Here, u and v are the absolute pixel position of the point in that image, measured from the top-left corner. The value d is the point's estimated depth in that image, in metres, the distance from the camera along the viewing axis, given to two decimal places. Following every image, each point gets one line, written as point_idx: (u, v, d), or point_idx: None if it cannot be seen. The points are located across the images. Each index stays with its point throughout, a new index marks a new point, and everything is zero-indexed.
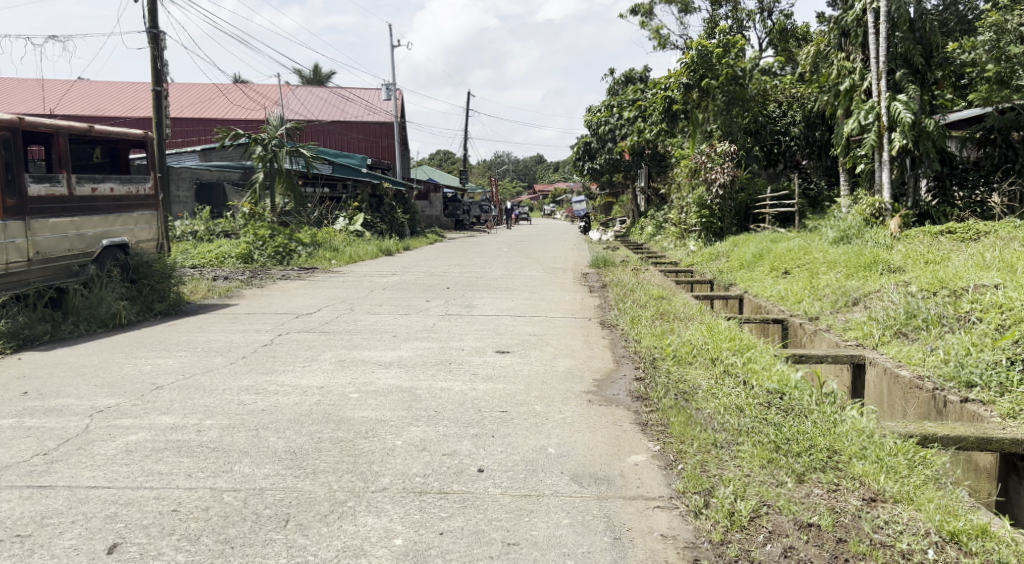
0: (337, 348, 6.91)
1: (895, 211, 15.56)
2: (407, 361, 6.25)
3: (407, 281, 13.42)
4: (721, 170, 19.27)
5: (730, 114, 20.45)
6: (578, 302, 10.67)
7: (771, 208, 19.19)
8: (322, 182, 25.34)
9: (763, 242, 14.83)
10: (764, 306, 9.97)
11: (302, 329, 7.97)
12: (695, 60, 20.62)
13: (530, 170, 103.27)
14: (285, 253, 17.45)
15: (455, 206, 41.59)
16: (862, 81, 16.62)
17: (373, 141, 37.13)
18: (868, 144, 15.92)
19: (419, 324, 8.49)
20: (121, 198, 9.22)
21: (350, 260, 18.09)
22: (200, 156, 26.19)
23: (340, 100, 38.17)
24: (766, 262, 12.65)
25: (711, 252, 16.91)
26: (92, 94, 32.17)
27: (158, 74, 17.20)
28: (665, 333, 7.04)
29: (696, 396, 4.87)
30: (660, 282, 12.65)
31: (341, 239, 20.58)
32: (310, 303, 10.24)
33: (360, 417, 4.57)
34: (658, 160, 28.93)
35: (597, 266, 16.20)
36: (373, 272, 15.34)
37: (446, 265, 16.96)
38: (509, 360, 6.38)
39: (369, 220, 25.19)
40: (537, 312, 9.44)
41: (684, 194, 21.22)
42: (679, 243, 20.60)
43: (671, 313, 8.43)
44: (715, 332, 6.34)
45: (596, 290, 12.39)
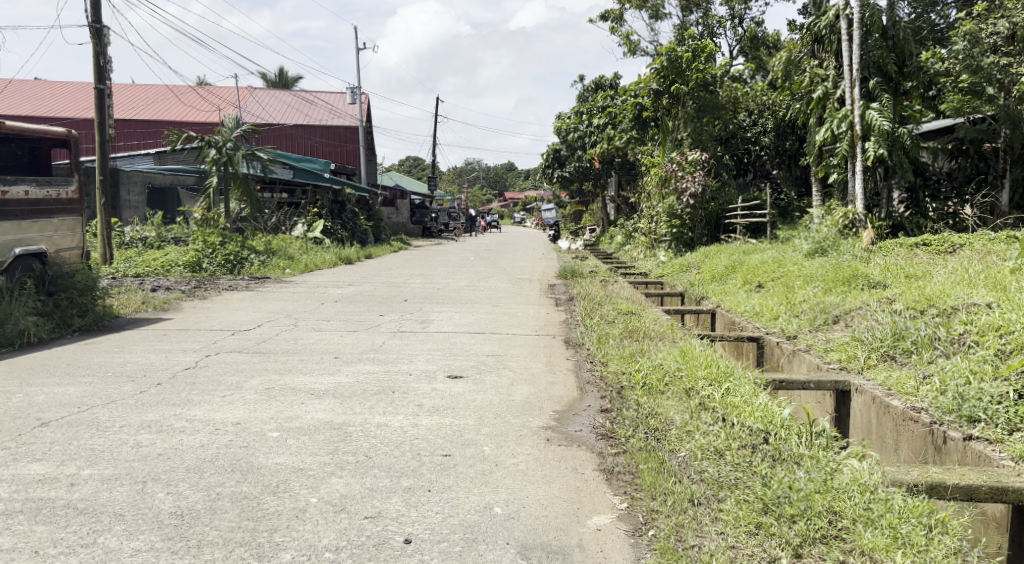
0: (267, 372, 6.20)
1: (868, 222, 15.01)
2: (343, 389, 5.56)
3: (362, 293, 12.67)
4: (692, 179, 18.82)
5: (699, 121, 20.10)
6: (542, 317, 10.02)
7: (742, 217, 18.82)
8: (281, 187, 24.49)
9: (735, 253, 14.32)
10: (738, 323, 9.41)
11: (234, 350, 7.24)
12: (665, 65, 20.09)
13: (500, 177, 102.64)
14: (237, 262, 16.62)
15: (421, 212, 40.81)
16: (835, 89, 16.23)
17: (337, 145, 36.31)
18: (840, 154, 15.48)
19: (367, 342, 7.79)
20: (38, 203, 8.52)
21: (306, 269, 17.30)
22: (154, 159, 25.24)
23: (303, 104, 37.29)
24: (739, 275, 12.07)
25: (682, 263, 16.36)
26: (43, 96, 31.05)
27: (101, 71, 16.35)
28: (633, 356, 6.39)
29: (668, 435, 4.21)
30: (629, 294, 12.07)
31: (297, 246, 19.76)
32: (252, 317, 9.49)
33: (273, 465, 3.87)
34: (628, 169, 28.51)
35: (564, 277, 15.60)
36: (328, 282, 14.59)
37: (407, 275, 16.22)
38: (459, 387, 5.70)
39: (329, 227, 24.37)
40: (496, 329, 8.77)
41: (653, 203, 20.69)
42: (648, 253, 20.06)
43: (640, 331, 7.80)
44: (690, 356, 5.68)
45: (561, 303, 11.73)
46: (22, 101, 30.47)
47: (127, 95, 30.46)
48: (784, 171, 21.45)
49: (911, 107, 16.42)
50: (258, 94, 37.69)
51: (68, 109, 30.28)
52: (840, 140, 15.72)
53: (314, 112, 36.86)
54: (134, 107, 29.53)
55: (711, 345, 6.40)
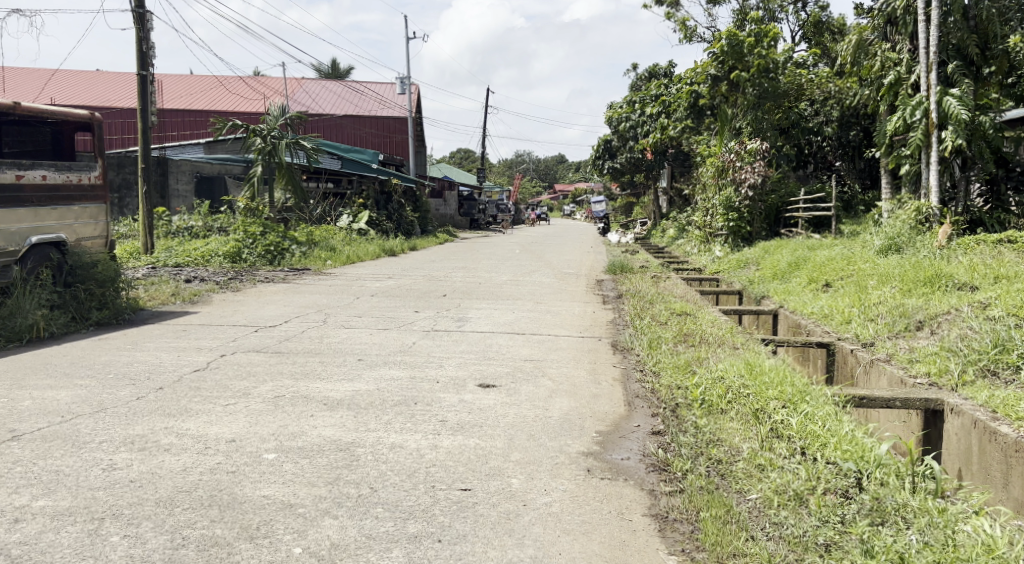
0: (282, 375, 5.62)
1: (944, 217, 14.10)
2: (360, 398, 4.96)
3: (400, 287, 12.11)
4: (751, 170, 17.86)
5: (760, 109, 19.16)
6: (589, 316, 9.30)
7: (804, 211, 17.74)
8: (327, 177, 23.95)
9: (798, 249, 13.37)
10: (805, 326, 8.72)
11: (252, 349, 6.67)
12: (724, 50, 19.14)
13: (551, 169, 101.67)
14: (277, 253, 16.19)
15: (469, 204, 40.27)
16: (908, 73, 15.45)
17: (386, 136, 35.94)
18: (914, 143, 14.69)
19: (397, 342, 7.17)
20: (56, 188, 8.05)
21: (348, 261, 16.82)
22: (203, 148, 25.08)
23: (352, 94, 36.98)
24: (804, 274, 11.27)
25: (740, 259, 15.48)
26: (95, 87, 31.20)
27: (143, 57, 15.90)
28: (691, 366, 5.64)
29: (735, 469, 3.50)
30: (683, 292, 11.26)
31: (340, 237, 19.32)
32: (280, 312, 8.96)
33: (259, 499, 3.25)
34: (682, 160, 27.62)
35: (613, 272, 14.85)
36: (368, 275, 14.05)
37: (449, 268, 15.59)
38: (490, 399, 5.04)
39: (374, 218, 23.85)
40: (538, 329, 8.07)
41: (709, 196, 19.78)
42: (703, 247, 19.14)
43: (697, 336, 7.03)
44: (757, 368, 4.92)
45: (610, 301, 10.99)
46: (76, 93, 30.63)
47: (177, 85, 30.41)
48: (845, 163, 20.63)
49: (989, 94, 15.58)
50: (307, 85, 37.48)
51: (120, 100, 30.37)
52: (914, 129, 14.80)
53: (363, 102, 36.54)
54: (183, 97, 29.47)
55: (780, 357, 5.64)
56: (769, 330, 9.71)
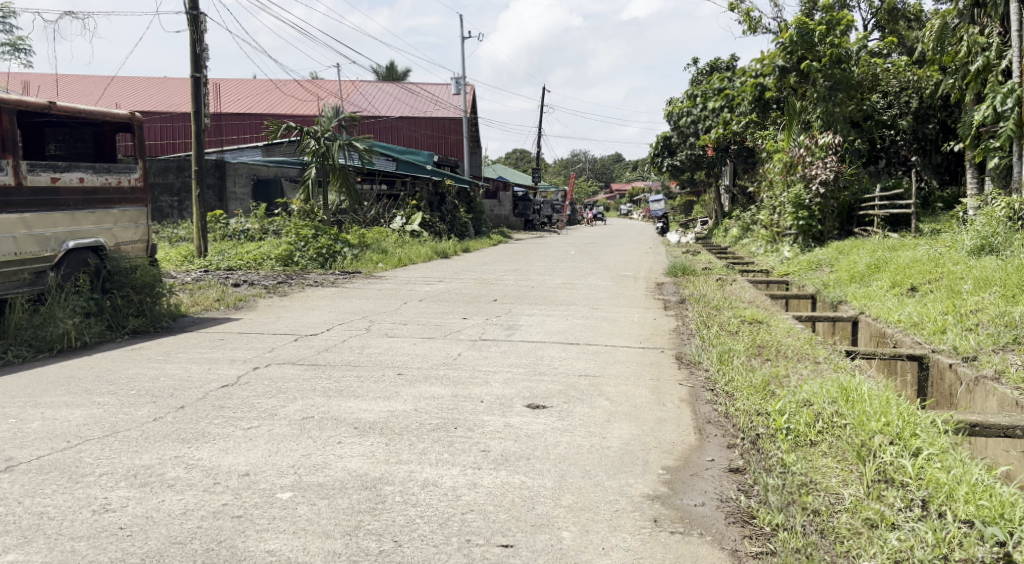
0: (314, 392, 5.14)
1: None
2: (395, 421, 4.45)
3: (452, 291, 11.62)
4: (823, 166, 17.02)
5: (831, 101, 18.02)
6: (650, 323, 8.67)
7: (880, 208, 16.80)
8: (381, 179, 23.70)
9: (877, 250, 12.57)
10: (891, 334, 8.13)
11: (289, 360, 6.21)
12: (794, 40, 18.27)
13: (608, 168, 100.48)
14: (330, 255, 15.88)
15: (525, 204, 39.74)
16: (998, 60, 14.69)
17: (442, 137, 35.64)
18: (1005, 134, 13.91)
19: (443, 353, 6.65)
20: (94, 191, 7.70)
21: (400, 263, 16.43)
22: (260, 151, 25.06)
23: (408, 95, 36.80)
24: (886, 275, 10.59)
25: (812, 260, 14.63)
26: (155, 93, 31.54)
27: (197, 60, 15.66)
28: (770, 386, 5.06)
29: (837, 527, 3.03)
30: (751, 296, 10.57)
31: (394, 239, 18.99)
32: (324, 319, 8.54)
33: (261, 558, 2.79)
34: (745, 156, 26.78)
35: (675, 274, 14.20)
36: (419, 278, 13.60)
37: (504, 271, 15.05)
38: (540, 424, 4.50)
39: (428, 219, 23.48)
40: (595, 338, 7.49)
41: (777, 193, 18.90)
42: (771, 248, 18.23)
43: (773, 353, 6.41)
44: (850, 390, 4.34)
45: (671, 306, 10.33)
46: (136, 99, 30.99)
47: (234, 89, 30.55)
48: (921, 157, 19.60)
49: None
50: (364, 87, 37.42)
51: (180, 105, 30.64)
52: (1005, 118, 14.13)
53: (418, 103, 36.30)
54: (240, 100, 29.58)
55: (874, 379, 5.04)
56: (851, 340, 9.12)
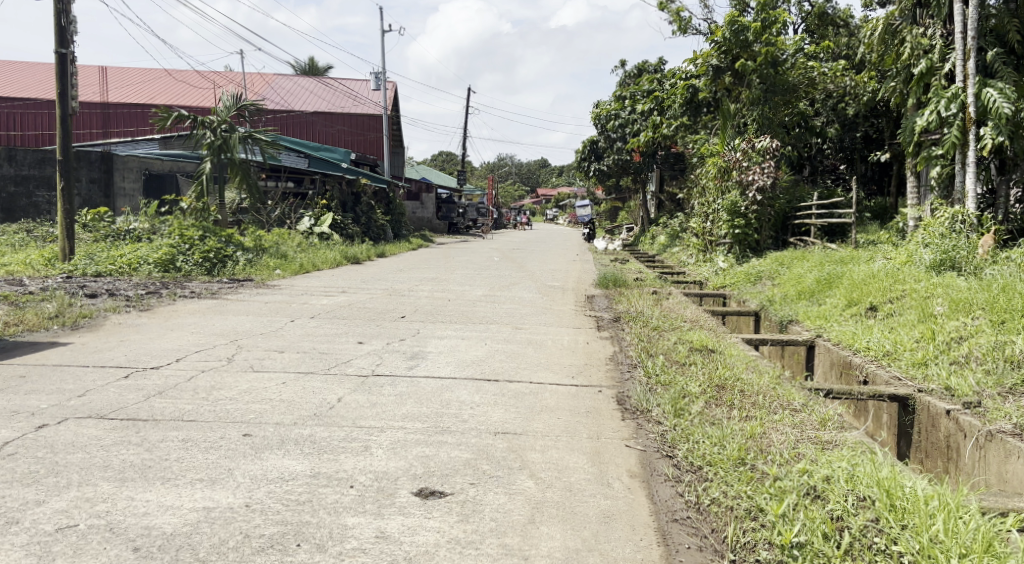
0: (99, 470, 3.54)
1: (985, 226, 12.38)
2: (201, 533, 2.96)
3: (353, 305, 9.99)
4: (761, 171, 15.67)
5: (768, 104, 17.30)
6: (584, 350, 7.25)
7: (817, 217, 15.88)
8: (287, 175, 21.85)
9: (823, 264, 11.50)
10: (862, 366, 6.88)
11: (97, 414, 4.51)
12: (727, 39, 17.34)
13: (534, 174, 99.54)
14: (218, 260, 13.95)
15: (448, 207, 38.17)
16: (941, 63, 13.89)
17: (359, 134, 33.69)
18: (949, 141, 13.08)
19: (316, 397, 5.07)
20: None
21: (301, 270, 14.65)
22: (157, 143, 22.57)
23: (324, 90, 34.81)
24: (840, 292, 9.46)
25: (749, 272, 13.55)
26: (38, 81, 28.88)
27: (62, 33, 13.62)
28: (753, 461, 3.70)
29: None
30: (693, 314, 9.28)
31: (295, 243, 17.10)
32: (177, 345, 6.80)
33: None
34: (672, 163, 26.31)
35: (604, 286, 12.93)
36: (317, 289, 11.89)
37: (417, 281, 13.47)
38: (428, 535, 3.05)
39: (340, 220, 21.29)
40: (517, 374, 6.00)
41: (709, 200, 17.70)
42: (703, 258, 17.12)
43: (737, 400, 5.05)
44: (894, 490, 3.17)
45: (605, 325, 8.89)
46: (17, 86, 28.23)
47: (124, 76, 28.13)
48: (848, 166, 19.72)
49: None
50: (278, 81, 35.33)
51: None
52: (949, 124, 13.29)
53: (334, 99, 34.40)
54: (130, 88, 27.22)
55: (889, 460, 3.75)
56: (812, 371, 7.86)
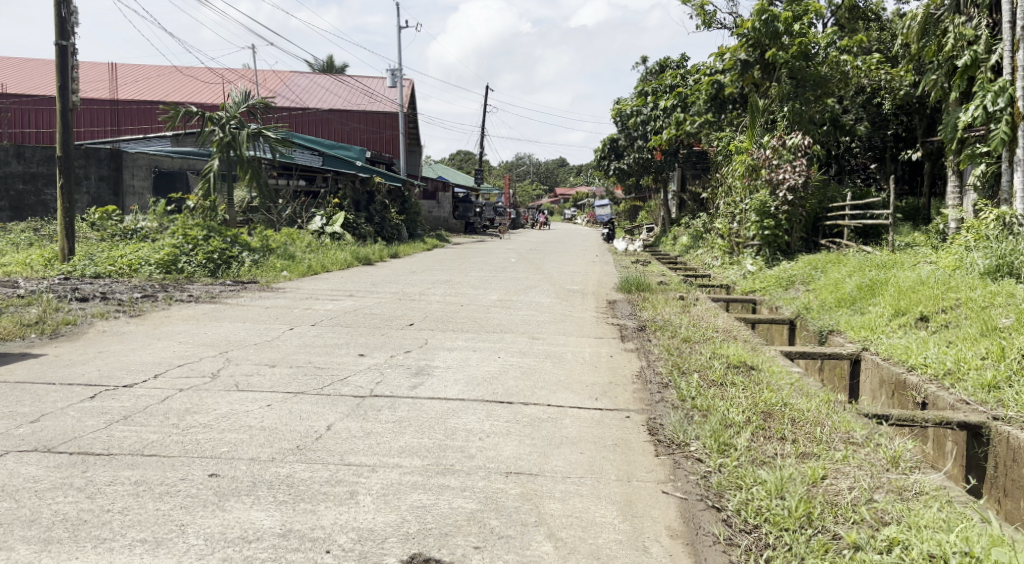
0: (22, 529, 3.00)
1: None
2: None
3: (359, 312, 9.33)
4: (792, 170, 14.91)
5: (799, 99, 16.51)
6: (606, 365, 6.55)
7: (850, 219, 15.12)
8: (299, 173, 21.26)
9: (862, 269, 10.75)
10: (923, 385, 6.17)
11: (43, 446, 3.89)
12: (756, 29, 16.63)
13: (552, 173, 98.66)
14: (223, 261, 13.33)
15: (464, 206, 37.57)
16: (987, 54, 13.10)
17: (375, 132, 33.09)
18: (996, 137, 12.27)
19: (301, 425, 4.42)
20: None
21: (309, 271, 14.04)
22: (169, 139, 21.90)
23: (340, 88, 34.27)
24: (885, 300, 8.75)
25: (781, 276, 12.78)
26: (51, 78, 28.49)
27: (62, 25, 13.07)
28: (825, 522, 3.17)
29: None
30: (725, 323, 8.60)
31: (305, 243, 16.51)
32: (161, 358, 6.18)
33: None
34: (694, 161, 25.58)
35: (627, 290, 12.25)
36: (323, 292, 11.27)
37: (429, 284, 12.84)
38: None
39: (352, 220, 20.64)
40: (533, 394, 5.34)
41: (735, 200, 16.94)
42: (730, 260, 16.34)
43: (788, 431, 4.38)
44: None
45: (629, 335, 8.21)
46: (31, 84, 27.89)
47: (136, 73, 27.70)
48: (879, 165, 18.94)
49: None
50: (295, 79, 34.80)
51: None
52: (996, 120, 12.50)
53: (350, 97, 33.85)
54: (142, 86, 26.79)
55: (990, 525, 3.13)
56: (867, 390, 7.21)
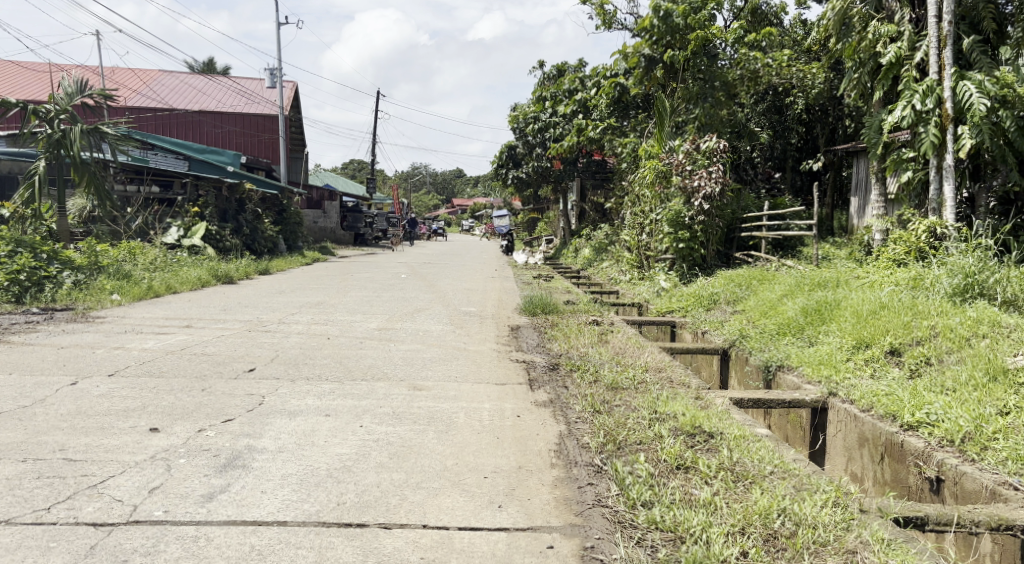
0: None
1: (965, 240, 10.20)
2: None
3: (188, 352, 7.14)
4: (708, 177, 13.44)
5: (710, 100, 15.22)
6: (511, 434, 4.66)
7: (768, 231, 13.84)
8: (152, 179, 18.37)
9: (798, 290, 9.33)
10: (949, 463, 4.57)
11: None
12: (656, 25, 15.23)
13: (447, 184, 96.81)
14: (34, 283, 10.77)
15: (353, 217, 35.21)
16: (911, 52, 11.67)
17: (252, 135, 30.35)
18: (925, 143, 10.52)
19: None
20: None
21: (146, 294, 11.63)
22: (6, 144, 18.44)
23: (214, 90, 31.41)
24: (839, 329, 7.22)
25: (701, 294, 11.24)
26: None
27: None
28: None
29: None
30: (655, 360, 6.90)
31: (149, 259, 14.05)
32: None
33: None
34: (595, 171, 24.22)
35: (531, 312, 10.48)
36: (152, 323, 8.98)
37: (294, 309, 10.70)
38: None
39: (215, 231, 18.15)
40: (400, 509, 3.43)
41: (641, 211, 15.45)
42: (640, 276, 14.83)
43: None
44: None
45: (539, 379, 6.37)
46: None
47: None
48: (783, 174, 18.05)
49: None
50: (160, 78, 31.60)
51: None
52: (921, 122, 10.76)
53: (224, 98, 31.03)
54: None
55: None
56: (844, 451, 5.58)
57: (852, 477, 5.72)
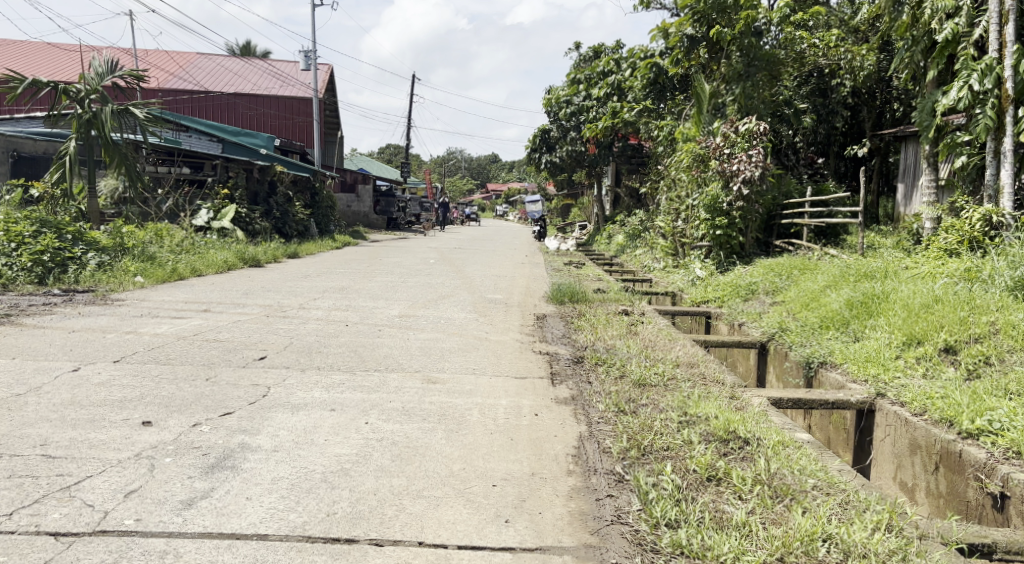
0: None
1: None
2: None
3: (200, 338, 6.88)
4: (748, 160, 12.87)
5: (753, 81, 14.62)
6: (527, 435, 4.30)
7: (810, 219, 13.28)
8: (182, 160, 18.27)
9: (842, 281, 8.82)
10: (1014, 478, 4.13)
11: None
12: (699, 3, 14.63)
13: (483, 168, 96.36)
14: (57, 264, 10.63)
15: (387, 200, 35.01)
16: (969, 29, 11.02)
17: (287, 118, 30.26)
18: (981, 126, 9.97)
19: None
20: None
21: (170, 277, 11.45)
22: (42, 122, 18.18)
23: (249, 72, 31.34)
24: (888, 323, 6.74)
25: (738, 283, 10.76)
26: None
27: None
28: None
29: None
30: (688, 353, 6.48)
31: (177, 241, 13.91)
32: None
33: None
34: (630, 156, 23.65)
35: (559, 300, 10.10)
36: (170, 306, 8.75)
37: (317, 294, 10.43)
38: None
39: (244, 214, 18.01)
40: (398, 526, 3.14)
41: (677, 196, 14.95)
42: (675, 263, 14.35)
43: None
44: None
45: (562, 372, 6.00)
46: None
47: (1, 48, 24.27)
48: (827, 160, 17.38)
49: None
50: (196, 61, 31.59)
51: None
52: (978, 104, 10.19)
53: (259, 80, 30.94)
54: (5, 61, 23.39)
55: None
56: (894, 457, 5.13)
57: (901, 485, 5.28)
